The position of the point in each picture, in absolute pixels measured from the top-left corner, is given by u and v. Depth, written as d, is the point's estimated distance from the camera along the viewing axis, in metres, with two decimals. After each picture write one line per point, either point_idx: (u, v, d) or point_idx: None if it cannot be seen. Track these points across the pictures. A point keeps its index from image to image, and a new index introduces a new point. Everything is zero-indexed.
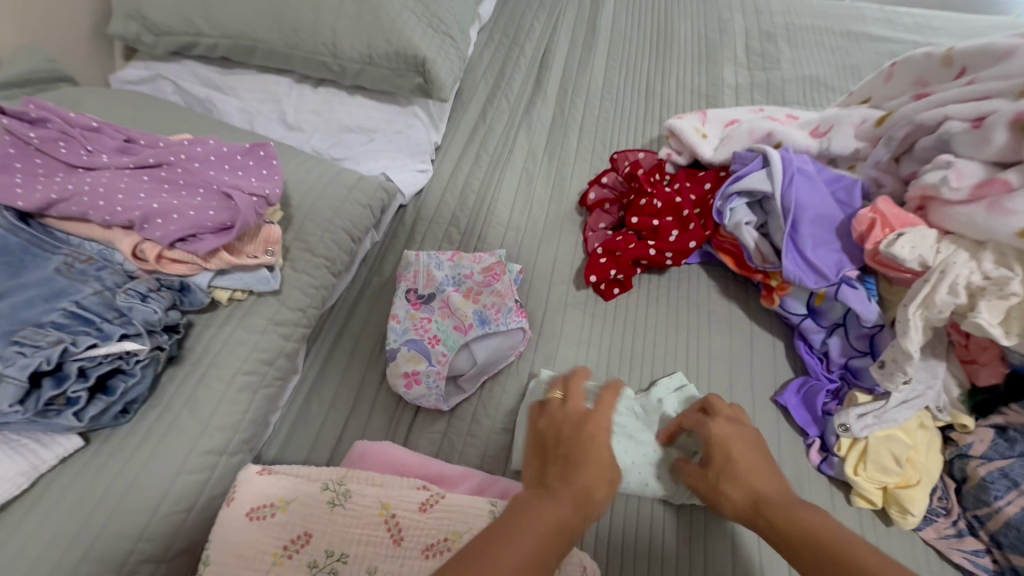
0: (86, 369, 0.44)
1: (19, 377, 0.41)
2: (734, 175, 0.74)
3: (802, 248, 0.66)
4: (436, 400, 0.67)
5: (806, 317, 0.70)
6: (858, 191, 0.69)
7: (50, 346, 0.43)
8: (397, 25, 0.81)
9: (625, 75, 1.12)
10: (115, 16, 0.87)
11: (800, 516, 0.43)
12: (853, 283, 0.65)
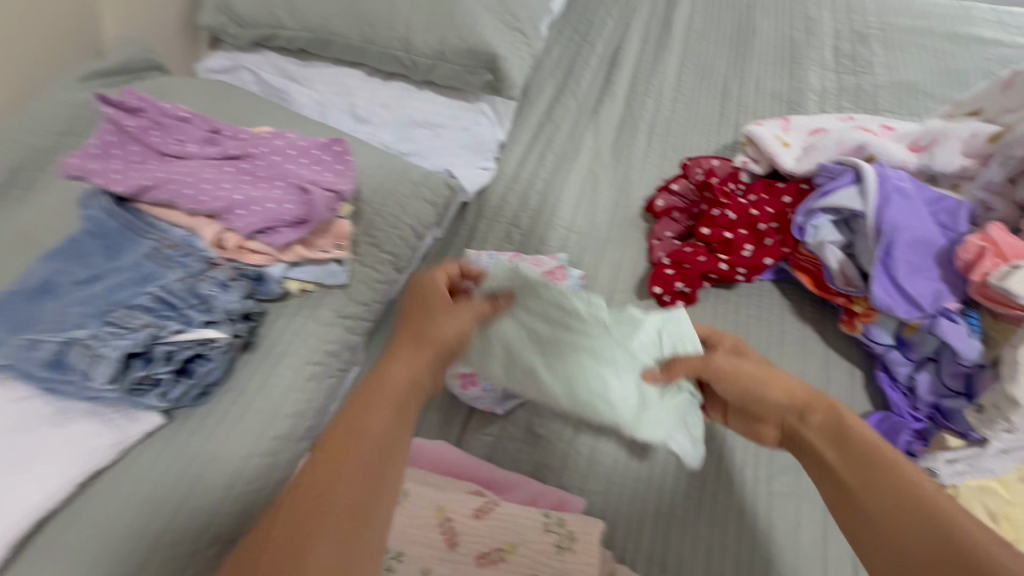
0: (171, 353, 0.47)
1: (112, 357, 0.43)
2: (820, 191, 0.69)
3: (895, 274, 0.61)
4: (491, 403, 0.67)
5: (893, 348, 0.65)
6: (965, 215, 0.63)
7: (142, 329, 0.46)
8: (471, 22, 0.80)
9: (700, 76, 1.08)
10: (205, 7, 0.91)
11: (886, 460, 0.41)
12: (953, 316, 0.59)
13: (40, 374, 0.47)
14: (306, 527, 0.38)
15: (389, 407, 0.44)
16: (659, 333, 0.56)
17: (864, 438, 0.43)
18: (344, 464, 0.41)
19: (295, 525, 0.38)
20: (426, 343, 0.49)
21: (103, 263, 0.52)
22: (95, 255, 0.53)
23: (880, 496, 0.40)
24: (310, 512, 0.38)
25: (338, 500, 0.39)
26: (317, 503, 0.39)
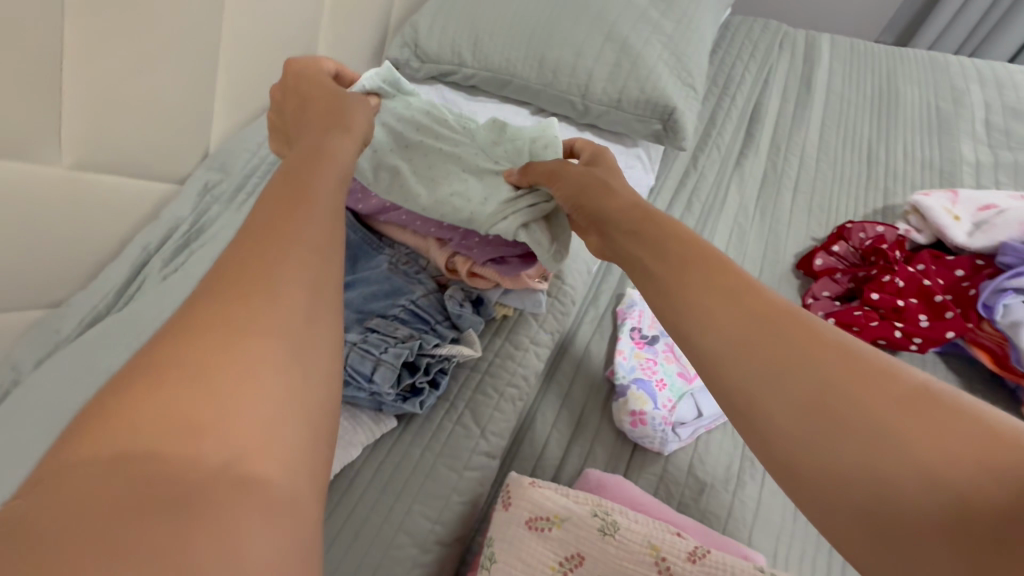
0: (427, 362, 0.52)
1: (391, 363, 0.49)
2: (1006, 276, 0.70)
3: None
4: (659, 443, 0.68)
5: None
6: None
7: (406, 340, 0.51)
8: (649, 77, 0.85)
9: (843, 139, 1.08)
10: (391, 43, 1.00)
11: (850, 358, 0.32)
12: None
13: None
14: (221, 312, 0.28)
15: (327, 223, 0.35)
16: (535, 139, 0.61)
17: (788, 316, 0.36)
18: (253, 298, 0.29)
19: (204, 329, 0.27)
20: (329, 155, 0.43)
21: (353, 276, 0.58)
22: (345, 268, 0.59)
23: (868, 403, 0.30)
24: (234, 319, 0.28)
25: (270, 343, 0.28)
26: (249, 305, 0.29)
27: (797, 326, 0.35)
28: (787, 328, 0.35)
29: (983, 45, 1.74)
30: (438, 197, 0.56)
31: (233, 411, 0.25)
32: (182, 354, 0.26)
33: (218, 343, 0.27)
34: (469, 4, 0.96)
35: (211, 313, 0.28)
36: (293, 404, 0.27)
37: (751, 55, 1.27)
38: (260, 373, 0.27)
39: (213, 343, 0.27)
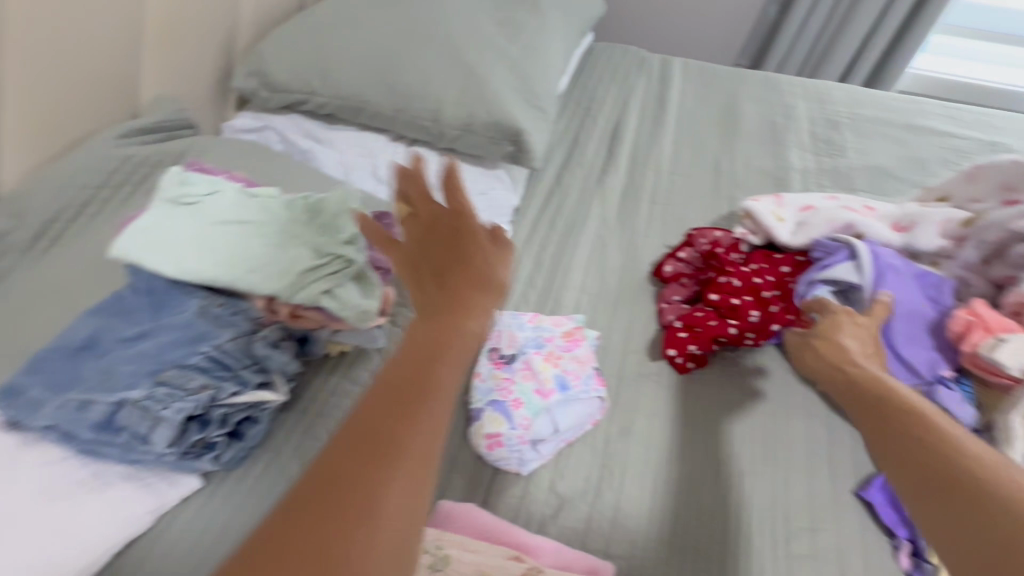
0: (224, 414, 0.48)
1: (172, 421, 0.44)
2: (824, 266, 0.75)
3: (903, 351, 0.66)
4: (518, 463, 0.68)
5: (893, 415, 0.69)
6: (945, 287, 0.71)
7: (200, 392, 0.47)
8: (497, 101, 0.87)
9: (693, 152, 1.17)
10: (237, 71, 0.95)
11: (967, 463, 0.41)
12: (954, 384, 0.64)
13: (86, 437, 0.46)
14: (337, 468, 0.35)
15: (458, 362, 0.40)
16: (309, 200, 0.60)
17: (936, 431, 0.44)
18: (381, 463, 0.35)
19: (329, 478, 0.34)
20: (478, 288, 0.43)
21: (148, 323, 0.52)
22: (141, 315, 0.53)
23: (972, 505, 0.38)
24: (385, 460, 0.35)
25: (388, 496, 0.34)
26: (376, 458, 0.35)
27: (963, 453, 0.42)
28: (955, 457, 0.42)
29: (818, 64, 1.97)
30: (236, 275, 0.53)
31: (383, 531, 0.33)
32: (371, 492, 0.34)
33: (386, 483, 0.34)
34: (316, 31, 0.94)
35: (345, 459, 0.35)
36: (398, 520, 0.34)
37: (611, 77, 1.34)
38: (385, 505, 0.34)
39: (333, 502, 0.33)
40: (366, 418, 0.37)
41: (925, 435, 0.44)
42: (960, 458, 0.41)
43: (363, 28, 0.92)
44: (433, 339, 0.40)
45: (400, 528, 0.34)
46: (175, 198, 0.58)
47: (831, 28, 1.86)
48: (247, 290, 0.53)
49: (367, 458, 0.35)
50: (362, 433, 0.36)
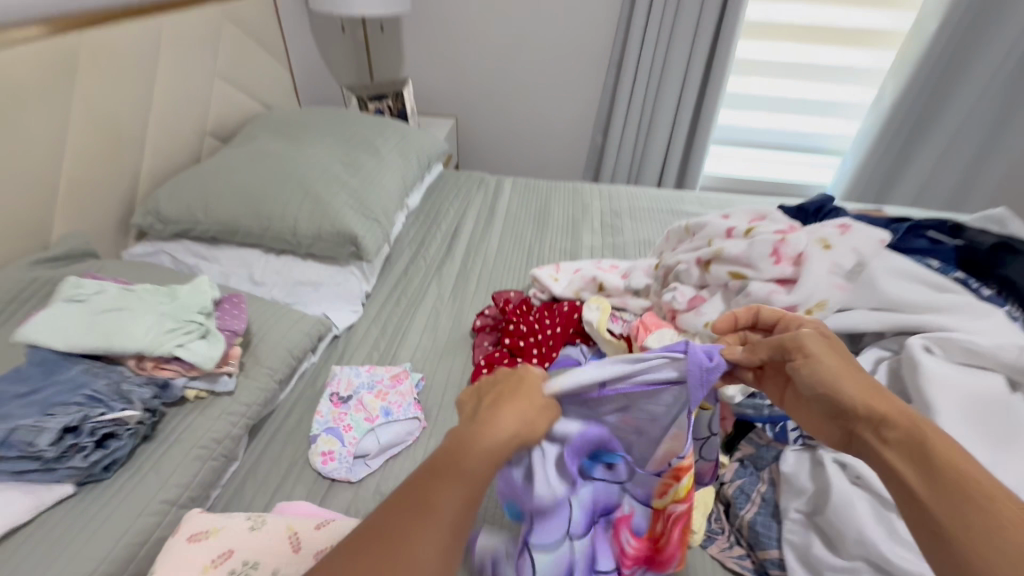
0: (95, 428, 0.68)
1: (55, 427, 0.64)
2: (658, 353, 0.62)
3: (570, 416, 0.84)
4: (347, 473, 0.88)
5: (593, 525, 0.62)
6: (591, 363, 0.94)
7: (75, 412, 0.67)
8: (338, 215, 1.20)
9: (513, 242, 1.54)
10: (136, 212, 1.24)
11: (950, 462, 0.49)
12: None
13: None
14: (405, 530, 0.43)
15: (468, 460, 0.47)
16: (178, 291, 0.86)
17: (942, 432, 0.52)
18: (393, 540, 0.43)
19: (410, 520, 0.44)
20: (530, 404, 0.54)
21: (40, 381, 0.72)
22: (32, 376, 0.72)
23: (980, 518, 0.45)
24: (393, 541, 0.43)
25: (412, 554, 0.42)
26: (420, 520, 0.44)
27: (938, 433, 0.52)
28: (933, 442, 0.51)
29: (636, 174, 2.55)
30: (111, 344, 0.76)
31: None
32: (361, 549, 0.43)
33: (394, 557, 0.42)
34: (201, 179, 1.25)
35: (393, 516, 0.44)
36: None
37: (455, 196, 1.76)
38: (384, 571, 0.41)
39: None
40: (374, 522, 0.44)
41: (933, 439, 0.52)
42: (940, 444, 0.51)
43: (238, 175, 1.26)
44: (467, 448, 0.48)
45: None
46: (71, 297, 0.82)
47: (636, 148, 2.47)
48: (120, 349, 0.76)
49: (413, 527, 0.43)
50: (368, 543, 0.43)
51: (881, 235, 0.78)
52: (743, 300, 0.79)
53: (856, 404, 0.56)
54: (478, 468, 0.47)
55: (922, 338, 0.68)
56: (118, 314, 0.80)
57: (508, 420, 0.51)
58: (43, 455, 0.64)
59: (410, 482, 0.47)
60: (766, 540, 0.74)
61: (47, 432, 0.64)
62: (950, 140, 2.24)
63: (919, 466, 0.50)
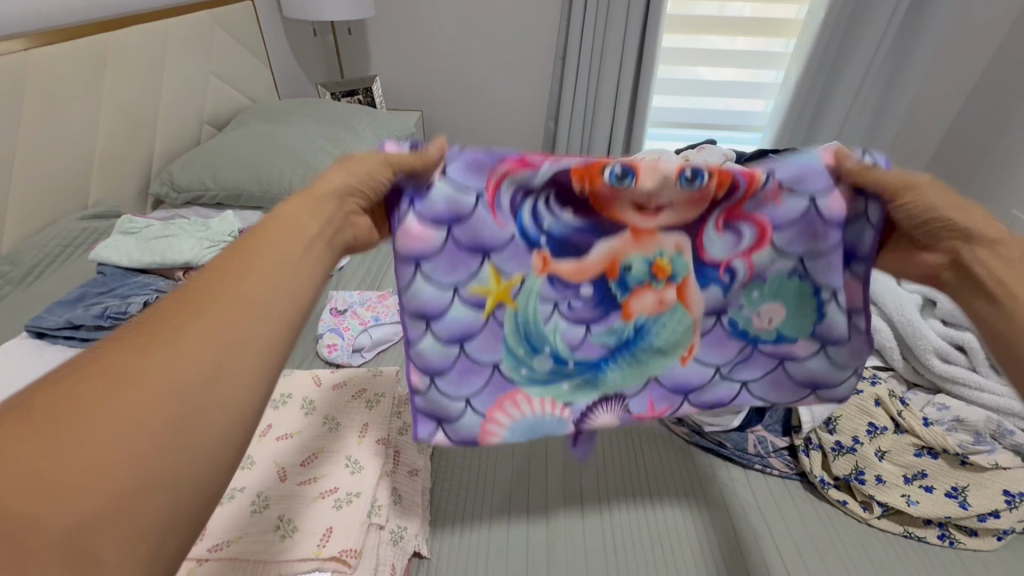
0: None
1: (139, 300, 0.90)
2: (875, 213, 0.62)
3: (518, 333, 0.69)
4: (347, 358, 1.13)
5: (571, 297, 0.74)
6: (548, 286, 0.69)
7: (151, 295, 0.93)
8: (325, 176, 1.48)
9: None
10: (153, 183, 1.48)
11: None
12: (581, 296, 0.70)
13: (86, 325, 0.88)
14: (160, 335, 0.35)
15: (269, 279, 0.41)
16: (210, 223, 1.13)
17: None
18: (148, 351, 0.34)
19: (169, 317, 0.36)
20: (317, 195, 0.51)
21: (115, 284, 0.97)
22: (109, 282, 0.98)
23: None
24: (113, 372, 0.32)
25: (163, 380, 0.33)
26: (182, 321, 0.36)
27: None
28: None
29: (587, 151, 2.84)
30: (166, 257, 1.02)
31: (99, 432, 0.30)
32: (128, 346, 0.34)
33: (149, 384, 0.32)
34: (208, 154, 1.50)
35: (163, 325, 0.36)
36: (136, 448, 0.30)
37: None
38: (99, 425, 0.30)
39: (105, 371, 0.32)
40: (82, 370, 0.32)
41: None
42: None
43: (236, 151, 1.50)
44: (246, 252, 0.43)
45: (128, 412, 0.31)
46: (126, 231, 1.07)
47: (584, 130, 2.77)
48: (172, 262, 1.02)
49: (204, 334, 0.36)
50: (100, 360, 0.32)
51: (724, 152, 1.15)
52: None
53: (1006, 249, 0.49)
54: (274, 247, 0.44)
55: None
56: (167, 240, 1.06)
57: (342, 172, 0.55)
58: (132, 320, 0.90)
59: (128, 331, 0.35)
60: None
61: (134, 304, 0.90)
62: (848, 110, 2.58)
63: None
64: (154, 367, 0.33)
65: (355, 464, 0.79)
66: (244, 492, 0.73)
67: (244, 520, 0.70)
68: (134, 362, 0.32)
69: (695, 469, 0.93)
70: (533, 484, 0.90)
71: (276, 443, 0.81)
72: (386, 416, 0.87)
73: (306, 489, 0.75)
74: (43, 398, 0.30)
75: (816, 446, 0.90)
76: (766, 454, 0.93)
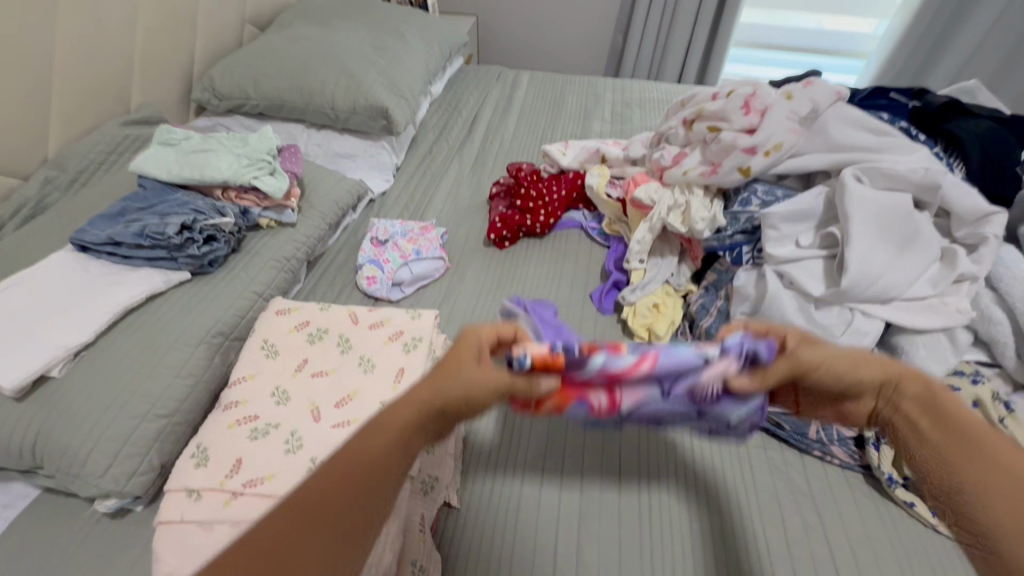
0: (202, 229, 0.90)
1: (176, 221, 0.86)
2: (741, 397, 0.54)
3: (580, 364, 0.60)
4: (386, 293, 1.10)
5: (607, 409, 0.54)
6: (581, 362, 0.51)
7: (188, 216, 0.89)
8: (370, 91, 1.36)
9: (528, 127, 1.67)
10: (195, 88, 1.41)
11: (991, 449, 0.42)
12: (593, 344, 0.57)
13: (126, 242, 0.86)
14: (332, 484, 0.41)
15: (417, 422, 0.47)
16: (250, 138, 1.06)
17: (975, 420, 0.44)
18: (326, 500, 0.40)
19: (329, 482, 0.41)
20: (439, 394, 0.48)
21: (155, 200, 0.94)
22: (149, 197, 0.94)
23: (990, 462, 0.41)
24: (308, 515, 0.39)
25: (345, 514, 0.40)
26: (310, 519, 0.39)
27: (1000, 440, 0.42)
28: (983, 444, 0.42)
29: (656, 72, 2.54)
30: (203, 174, 0.97)
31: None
32: (315, 498, 0.40)
33: (319, 536, 0.39)
34: (249, 58, 1.40)
35: (339, 466, 0.42)
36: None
37: (475, 88, 1.87)
38: (308, 545, 0.38)
39: (302, 509, 0.39)
40: (337, 487, 0.41)
41: (998, 450, 0.42)
42: (985, 448, 0.42)
43: (278, 56, 1.40)
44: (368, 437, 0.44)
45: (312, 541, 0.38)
46: (165, 142, 1.02)
47: (656, 47, 2.46)
48: (210, 180, 0.97)
49: (360, 504, 0.41)
50: (302, 500, 0.40)
51: (837, 89, 0.93)
52: (714, 147, 0.97)
53: (895, 382, 0.49)
54: (380, 460, 0.43)
55: (853, 170, 0.83)
56: (206, 155, 1.00)
57: (474, 373, 0.50)
58: (170, 242, 0.86)
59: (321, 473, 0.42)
60: (715, 338, 0.95)
61: (172, 224, 0.86)
62: (981, 40, 2.15)
63: (929, 419, 0.46)
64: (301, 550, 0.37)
65: None
66: (278, 429, 0.73)
67: (278, 458, 0.69)
68: (347, 500, 0.41)
69: (751, 476, 0.83)
70: (565, 488, 0.81)
71: (311, 380, 0.80)
72: (423, 363, 0.83)
73: (339, 432, 0.73)
74: (285, 513, 0.39)
75: (890, 442, 0.81)
76: (830, 442, 0.85)
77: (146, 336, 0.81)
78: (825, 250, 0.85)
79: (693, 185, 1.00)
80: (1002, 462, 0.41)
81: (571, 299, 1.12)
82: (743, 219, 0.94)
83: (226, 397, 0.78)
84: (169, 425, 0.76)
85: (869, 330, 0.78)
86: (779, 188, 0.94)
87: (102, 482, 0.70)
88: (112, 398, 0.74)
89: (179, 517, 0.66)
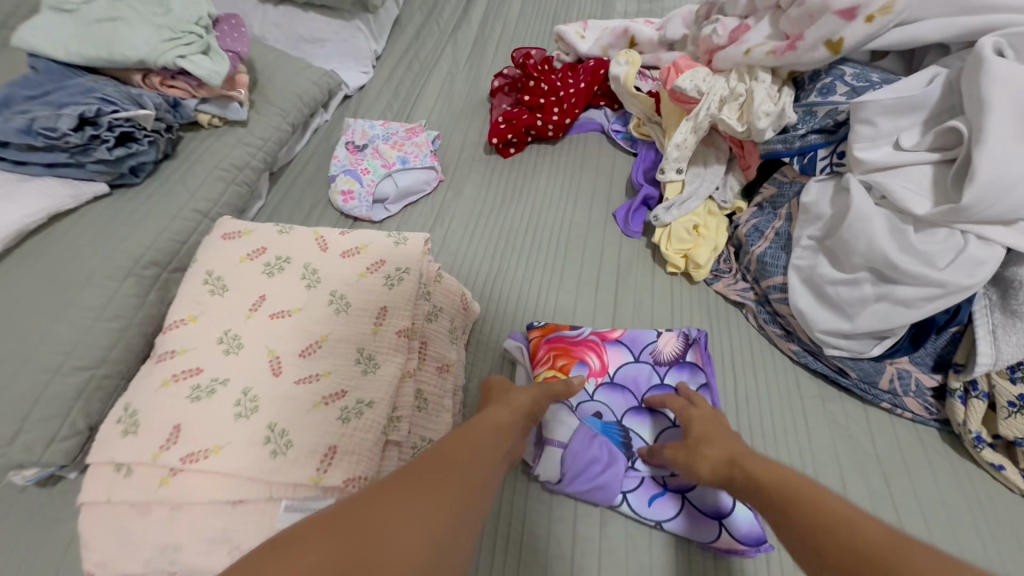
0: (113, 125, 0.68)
1: (72, 113, 0.65)
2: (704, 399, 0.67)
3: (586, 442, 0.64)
4: (367, 212, 0.91)
5: (600, 369, 0.73)
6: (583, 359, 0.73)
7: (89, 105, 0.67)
8: None
9: (536, 6, 1.36)
10: None
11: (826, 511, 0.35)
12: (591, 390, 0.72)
13: (11, 142, 0.65)
14: (370, 512, 0.33)
15: (469, 458, 0.42)
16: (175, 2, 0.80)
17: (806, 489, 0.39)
18: (368, 524, 0.32)
19: (367, 509, 0.33)
20: (514, 407, 0.54)
21: (51, 86, 0.71)
22: (43, 82, 0.72)
23: (838, 538, 0.32)
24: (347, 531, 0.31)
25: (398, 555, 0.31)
26: (415, 484, 0.37)
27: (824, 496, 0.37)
28: (811, 509, 0.36)
29: None
30: (111, 51, 0.73)
31: None
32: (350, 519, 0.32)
33: None
34: None
35: (372, 495, 0.35)
36: None
37: None
38: None
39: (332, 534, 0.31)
40: (390, 518, 0.33)
41: (819, 513, 0.35)
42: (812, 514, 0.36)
43: None
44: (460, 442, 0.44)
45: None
46: (59, 7, 0.77)
47: None
48: (121, 58, 0.73)
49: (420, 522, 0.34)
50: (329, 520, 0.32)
51: None
52: (792, 14, 0.73)
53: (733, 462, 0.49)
54: (479, 443, 0.45)
55: (994, 38, 0.60)
56: (114, 25, 0.75)
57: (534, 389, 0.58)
58: (68, 141, 0.65)
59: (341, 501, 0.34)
60: (771, 270, 0.78)
61: (66, 117, 0.64)
62: None
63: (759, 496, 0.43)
64: (397, 517, 0.33)
65: (370, 364, 0.60)
66: (226, 387, 0.56)
67: (225, 425, 0.54)
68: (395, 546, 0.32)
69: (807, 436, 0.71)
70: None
71: (269, 322, 0.63)
72: (411, 300, 0.67)
73: (306, 391, 0.57)
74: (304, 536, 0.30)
75: (984, 394, 0.65)
76: (903, 394, 0.70)
77: (53, 267, 0.63)
78: (939, 154, 0.64)
79: (758, 69, 0.76)
80: (851, 525, 0.33)
81: (590, 219, 0.93)
82: (822, 114, 0.72)
83: (161, 344, 0.61)
84: (95, 379, 0.61)
85: (986, 260, 0.60)
86: (874, 71, 0.72)
87: (10, 452, 0.56)
88: (14, 346, 0.58)
89: (105, 497, 0.52)
